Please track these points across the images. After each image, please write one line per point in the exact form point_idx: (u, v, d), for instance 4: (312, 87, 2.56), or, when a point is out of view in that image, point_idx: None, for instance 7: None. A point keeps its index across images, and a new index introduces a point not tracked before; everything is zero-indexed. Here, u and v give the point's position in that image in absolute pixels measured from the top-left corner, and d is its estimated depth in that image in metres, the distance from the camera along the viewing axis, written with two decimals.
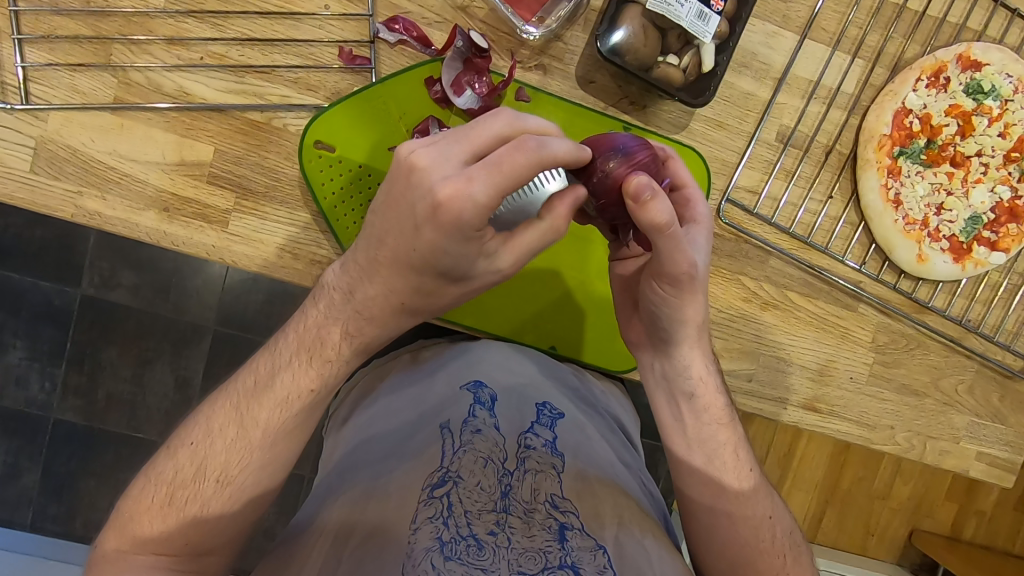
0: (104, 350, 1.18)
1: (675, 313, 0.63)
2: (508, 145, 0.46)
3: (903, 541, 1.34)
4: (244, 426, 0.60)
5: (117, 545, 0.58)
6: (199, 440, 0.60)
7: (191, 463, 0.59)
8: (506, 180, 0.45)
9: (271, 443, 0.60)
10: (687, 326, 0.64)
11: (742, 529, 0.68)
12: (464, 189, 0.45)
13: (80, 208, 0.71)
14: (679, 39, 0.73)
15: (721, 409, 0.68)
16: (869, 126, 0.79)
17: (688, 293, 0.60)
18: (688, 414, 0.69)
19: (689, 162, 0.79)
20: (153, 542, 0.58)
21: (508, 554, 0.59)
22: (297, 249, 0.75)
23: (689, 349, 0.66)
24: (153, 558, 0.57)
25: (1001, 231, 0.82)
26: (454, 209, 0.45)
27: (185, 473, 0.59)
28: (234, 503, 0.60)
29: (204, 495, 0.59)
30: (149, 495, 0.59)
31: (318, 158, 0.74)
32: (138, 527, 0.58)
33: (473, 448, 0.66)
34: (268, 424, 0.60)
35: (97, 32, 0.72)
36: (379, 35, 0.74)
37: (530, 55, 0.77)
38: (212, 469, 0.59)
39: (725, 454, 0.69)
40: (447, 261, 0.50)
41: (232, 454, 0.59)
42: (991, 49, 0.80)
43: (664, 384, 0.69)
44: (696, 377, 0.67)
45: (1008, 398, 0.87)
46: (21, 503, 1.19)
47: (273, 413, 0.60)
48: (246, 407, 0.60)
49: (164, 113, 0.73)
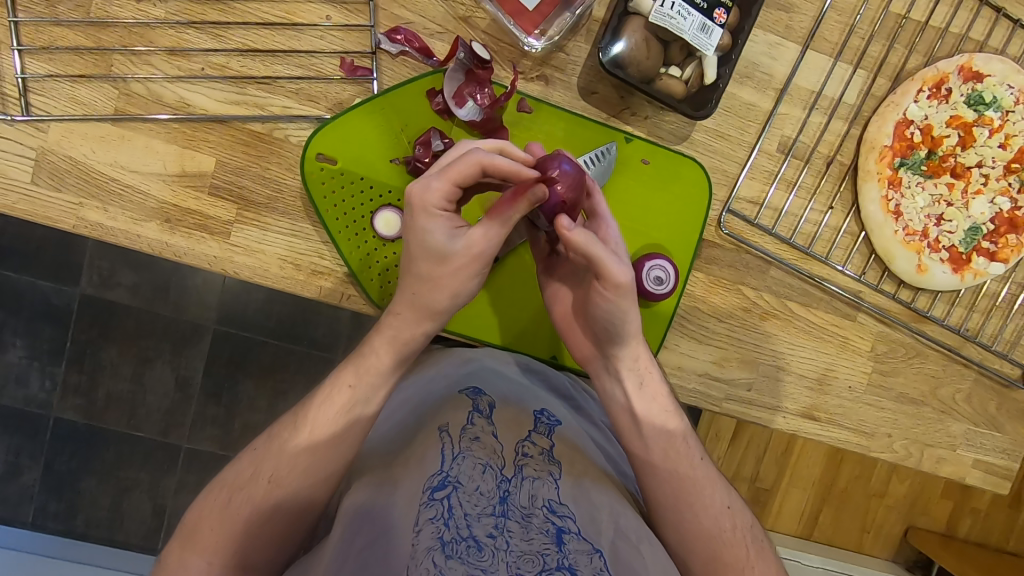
0: (105, 350, 1.18)
1: (616, 316, 0.65)
2: (458, 157, 0.61)
3: (899, 539, 1.35)
4: (298, 427, 0.64)
5: (178, 553, 0.59)
6: (260, 448, 0.64)
7: (248, 469, 0.62)
8: (454, 172, 0.60)
9: (317, 449, 0.63)
10: (629, 327, 0.66)
11: (705, 519, 0.69)
12: (424, 185, 0.60)
13: (80, 219, 0.71)
14: (682, 51, 0.73)
15: (666, 396, 0.71)
16: (870, 137, 0.80)
17: (624, 294, 0.64)
18: (642, 416, 0.70)
19: (690, 174, 0.79)
20: (208, 550, 0.59)
21: (507, 557, 0.57)
22: (298, 260, 0.75)
23: (633, 344, 0.68)
24: (207, 567, 0.58)
25: (1000, 242, 0.83)
26: (415, 198, 0.61)
27: (244, 475, 0.62)
28: (281, 507, 0.61)
29: (256, 496, 0.61)
30: (209, 505, 0.61)
31: (320, 171, 0.74)
32: (200, 533, 0.60)
33: (472, 455, 0.65)
34: (319, 428, 0.63)
35: (97, 43, 0.72)
36: (381, 46, 0.74)
37: (531, 66, 0.76)
38: (266, 470, 0.62)
39: (677, 443, 0.71)
40: (428, 243, 0.62)
41: (284, 457, 0.62)
42: (993, 61, 0.80)
43: (613, 381, 0.71)
44: (642, 368, 0.70)
45: (1004, 406, 0.87)
46: (23, 501, 1.20)
47: (329, 417, 0.64)
48: (304, 409, 0.65)
49: (165, 124, 0.73)
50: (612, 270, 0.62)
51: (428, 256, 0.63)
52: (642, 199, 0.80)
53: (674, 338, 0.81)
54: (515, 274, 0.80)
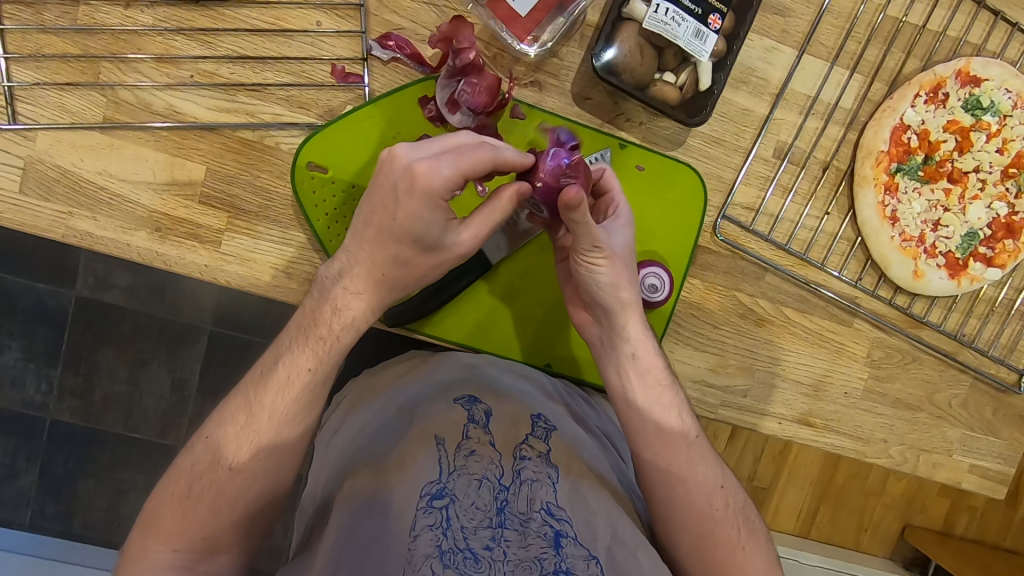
0: (100, 354, 1.18)
1: (601, 283, 0.65)
2: (474, 146, 0.56)
3: (896, 537, 1.34)
4: (252, 411, 0.61)
5: (140, 540, 0.59)
6: (213, 431, 0.61)
7: (207, 453, 0.60)
8: (468, 165, 0.55)
9: (277, 430, 0.61)
10: (615, 291, 0.65)
11: (697, 499, 0.68)
12: (435, 167, 0.54)
13: (70, 228, 0.70)
14: (675, 57, 0.72)
15: (661, 369, 0.69)
16: (867, 143, 0.79)
17: (604, 258, 0.63)
18: (635, 380, 0.68)
19: (685, 181, 0.78)
20: (173, 537, 0.58)
21: (504, 566, 0.58)
22: (291, 269, 0.74)
23: (625, 313, 0.67)
24: (172, 554, 0.58)
25: (997, 247, 0.82)
26: (422, 181, 0.54)
27: (201, 465, 0.60)
28: (249, 482, 0.60)
29: (220, 484, 0.60)
30: (169, 492, 0.60)
31: (311, 179, 0.73)
32: (160, 522, 0.59)
33: (468, 471, 0.65)
34: (274, 410, 0.61)
35: (86, 50, 0.71)
36: (372, 52, 0.73)
37: (525, 72, 0.76)
38: (226, 457, 0.60)
39: (670, 417, 0.69)
40: (424, 232, 0.56)
41: (240, 434, 0.60)
42: (990, 65, 0.79)
43: (605, 346, 0.70)
44: (633, 340, 0.68)
45: (1001, 411, 0.87)
46: (20, 503, 1.20)
47: (278, 398, 0.61)
48: (253, 397, 0.61)
49: (155, 132, 0.72)
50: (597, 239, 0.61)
51: (419, 241, 0.57)
52: (637, 206, 0.79)
53: (670, 344, 0.81)
54: (505, 279, 0.79)
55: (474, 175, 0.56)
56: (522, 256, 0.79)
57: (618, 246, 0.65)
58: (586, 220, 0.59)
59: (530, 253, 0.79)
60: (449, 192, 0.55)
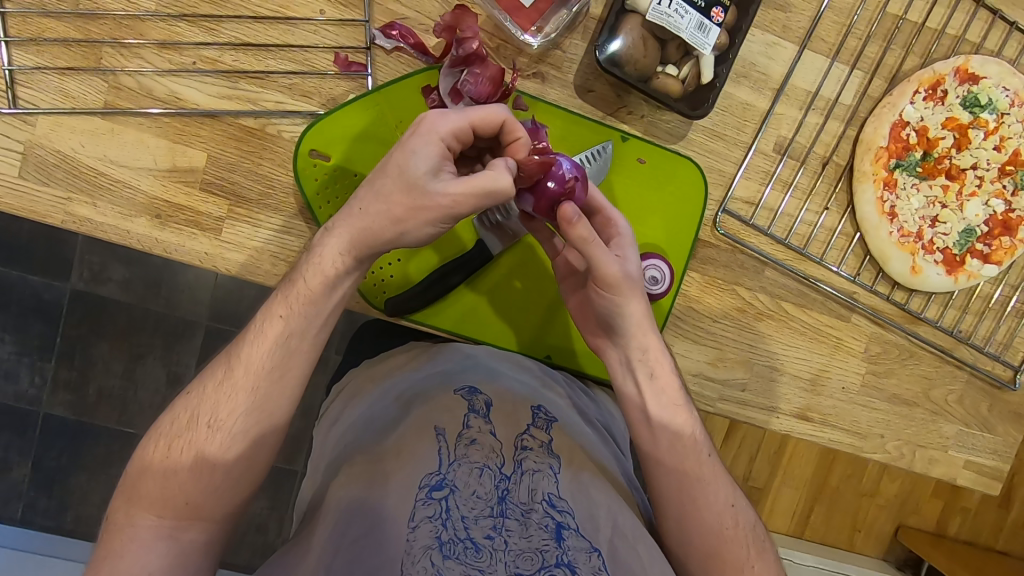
0: (95, 346, 1.17)
1: (622, 300, 0.66)
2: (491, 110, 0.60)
3: (889, 537, 1.35)
4: (231, 367, 0.59)
5: (124, 508, 0.57)
6: (195, 390, 0.60)
7: (186, 411, 0.59)
8: (475, 118, 0.58)
9: (256, 385, 0.59)
10: (636, 320, 0.67)
11: (708, 515, 0.68)
12: (446, 113, 0.58)
13: (69, 214, 0.70)
14: (678, 50, 0.72)
15: (679, 390, 0.69)
16: (866, 138, 0.80)
17: (626, 290, 0.65)
18: (653, 401, 0.68)
19: (686, 174, 0.79)
20: (155, 503, 0.57)
21: (505, 557, 0.57)
22: (291, 257, 0.74)
23: (646, 333, 0.67)
24: (156, 522, 0.57)
25: (994, 243, 0.83)
26: (431, 123, 0.57)
27: (180, 423, 0.59)
28: (229, 443, 0.58)
29: (199, 443, 0.58)
30: (151, 453, 0.59)
31: (313, 167, 0.73)
32: (143, 487, 0.57)
33: (468, 460, 0.64)
34: (251, 360, 0.59)
35: (87, 35, 0.71)
36: (376, 41, 0.73)
37: (528, 63, 0.76)
38: (204, 415, 0.59)
39: (686, 436, 0.69)
40: (412, 168, 0.56)
41: (220, 396, 0.59)
42: (988, 63, 0.80)
43: (617, 366, 0.71)
44: (655, 360, 0.68)
45: (996, 408, 0.87)
46: (11, 497, 1.19)
47: (256, 348, 0.59)
48: (235, 351, 0.60)
49: (156, 118, 0.72)
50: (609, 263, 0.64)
51: (410, 185, 0.56)
52: (639, 199, 0.79)
53: (669, 338, 0.81)
54: (505, 271, 0.79)
55: (482, 127, 0.59)
56: (520, 247, 0.79)
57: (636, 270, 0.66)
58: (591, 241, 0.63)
59: (528, 245, 0.79)
60: (447, 134, 0.57)
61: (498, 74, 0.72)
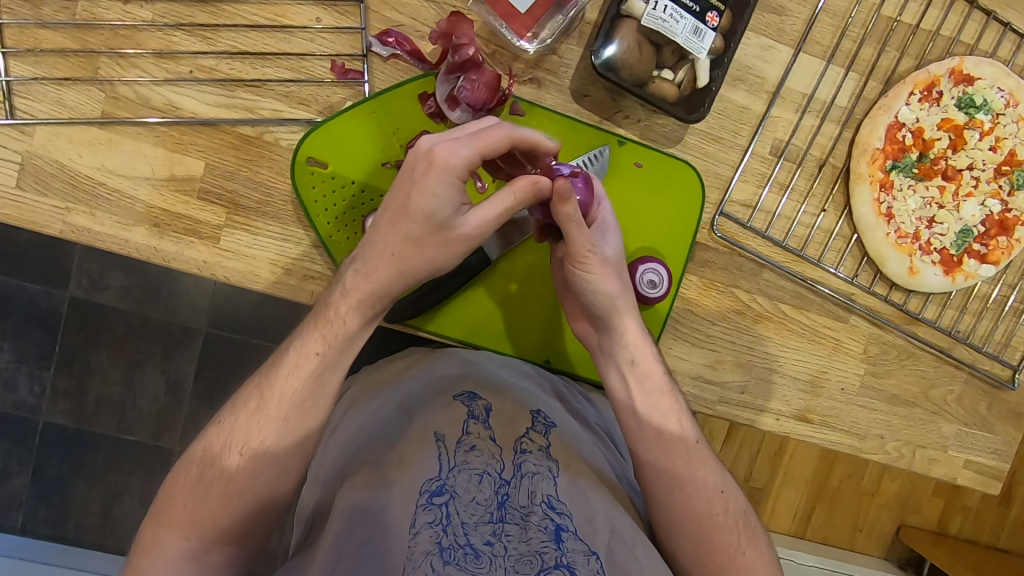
0: (94, 354, 1.17)
1: (601, 286, 0.65)
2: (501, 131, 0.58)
3: (891, 537, 1.34)
4: (263, 397, 0.60)
5: (153, 530, 0.58)
6: (226, 418, 0.61)
7: (218, 441, 0.60)
8: (486, 145, 0.57)
9: (288, 416, 0.60)
10: (612, 299, 0.66)
11: (697, 503, 0.68)
12: (453, 147, 0.56)
13: (67, 224, 0.70)
14: (673, 54, 0.73)
15: (661, 375, 0.69)
16: (862, 140, 0.80)
17: (597, 266, 0.64)
18: (632, 385, 0.69)
19: (683, 178, 0.79)
20: (183, 527, 0.58)
21: (505, 562, 0.58)
22: (290, 265, 0.74)
23: (621, 317, 0.67)
24: (183, 543, 0.57)
25: (991, 243, 0.83)
26: (442, 159, 0.55)
27: (212, 452, 0.59)
28: (259, 473, 0.59)
29: (230, 470, 0.59)
30: (181, 480, 0.59)
31: (310, 175, 0.73)
32: (173, 510, 0.58)
33: (468, 467, 0.64)
34: (284, 394, 0.59)
35: (84, 45, 0.71)
36: (372, 48, 0.73)
37: (524, 69, 0.76)
38: (237, 443, 0.59)
39: (671, 423, 0.69)
40: (436, 209, 0.57)
41: (253, 426, 0.59)
42: (983, 64, 0.80)
43: (605, 358, 0.70)
44: (633, 346, 0.68)
45: (995, 407, 0.87)
46: (12, 506, 1.19)
47: (289, 381, 0.59)
48: (265, 382, 0.60)
49: (154, 127, 0.72)
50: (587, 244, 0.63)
51: (430, 221, 0.57)
52: (636, 203, 0.79)
53: (668, 341, 0.81)
54: (502, 276, 0.79)
55: (491, 154, 0.57)
56: (516, 253, 0.79)
57: (610, 253, 0.65)
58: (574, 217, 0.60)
59: (524, 250, 0.79)
60: (464, 170, 0.56)
61: (495, 80, 0.72)
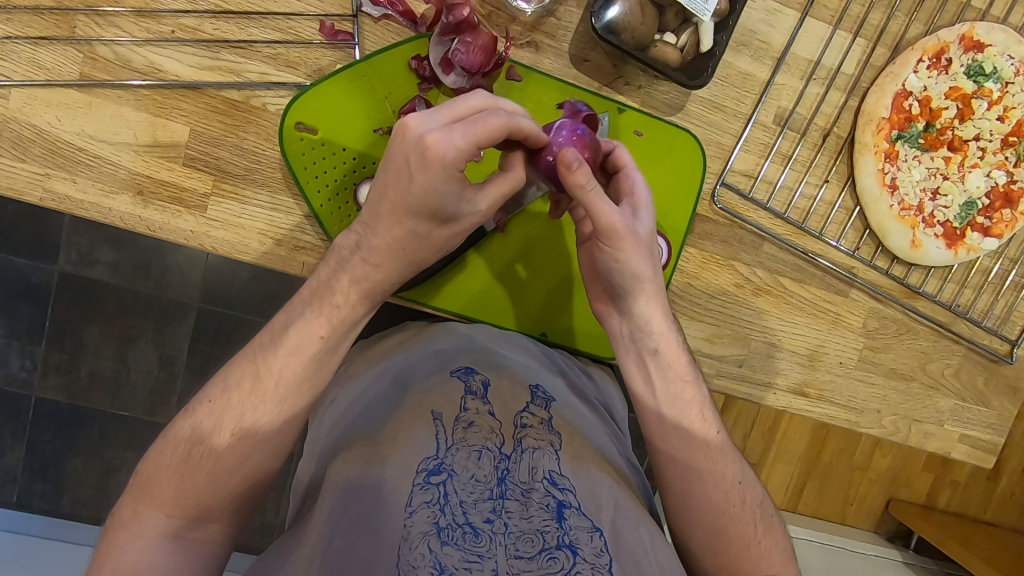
0: (83, 327, 1.15)
1: (625, 269, 0.63)
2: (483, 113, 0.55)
3: (880, 510, 1.35)
4: (259, 378, 0.59)
5: (133, 506, 0.56)
6: (216, 397, 0.59)
7: (208, 418, 0.58)
8: (482, 133, 0.53)
9: (282, 398, 0.59)
10: (639, 281, 0.63)
11: (713, 493, 0.67)
12: (447, 135, 0.52)
13: (48, 191, 0.67)
14: (677, 16, 0.70)
15: (684, 364, 0.67)
16: (868, 109, 0.78)
17: (628, 243, 0.61)
18: (653, 371, 0.67)
19: (684, 147, 0.77)
20: (167, 503, 0.56)
21: (505, 540, 0.56)
22: (280, 235, 0.72)
23: (646, 301, 0.65)
24: (165, 521, 0.56)
25: (995, 216, 0.82)
26: (439, 149, 0.52)
27: (202, 428, 0.58)
28: (249, 456, 0.58)
29: (219, 451, 0.57)
30: (167, 454, 0.57)
31: (299, 141, 0.70)
32: (156, 486, 0.56)
33: (466, 444, 0.62)
34: (282, 375, 0.59)
35: (59, 2, 0.67)
36: (362, 8, 0.70)
37: (521, 32, 0.73)
38: (229, 421, 0.58)
39: (690, 411, 0.68)
40: (441, 204, 0.56)
41: (246, 406, 0.58)
42: (994, 30, 0.78)
43: (627, 343, 0.68)
44: (658, 334, 0.66)
45: (992, 382, 0.87)
46: (7, 481, 1.17)
47: (288, 364, 0.59)
48: (261, 358, 0.59)
49: (136, 90, 0.69)
50: (609, 217, 0.60)
51: (435, 214, 0.57)
52: None
53: None
54: (500, 248, 0.78)
55: (486, 143, 0.54)
56: (513, 225, 0.77)
57: (642, 230, 0.62)
58: (588, 196, 0.59)
59: (522, 221, 0.77)
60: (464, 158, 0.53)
61: (491, 43, 0.69)
